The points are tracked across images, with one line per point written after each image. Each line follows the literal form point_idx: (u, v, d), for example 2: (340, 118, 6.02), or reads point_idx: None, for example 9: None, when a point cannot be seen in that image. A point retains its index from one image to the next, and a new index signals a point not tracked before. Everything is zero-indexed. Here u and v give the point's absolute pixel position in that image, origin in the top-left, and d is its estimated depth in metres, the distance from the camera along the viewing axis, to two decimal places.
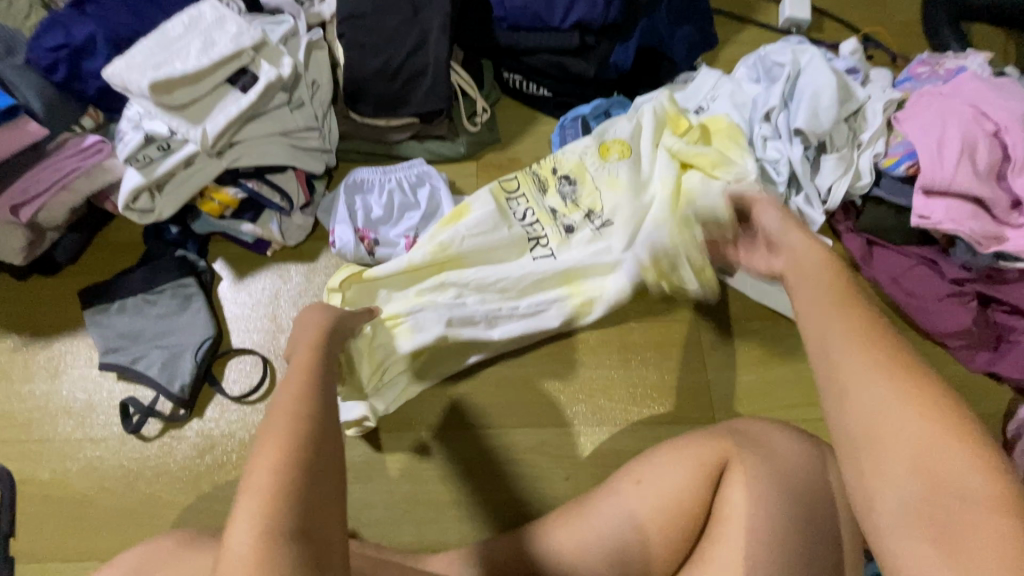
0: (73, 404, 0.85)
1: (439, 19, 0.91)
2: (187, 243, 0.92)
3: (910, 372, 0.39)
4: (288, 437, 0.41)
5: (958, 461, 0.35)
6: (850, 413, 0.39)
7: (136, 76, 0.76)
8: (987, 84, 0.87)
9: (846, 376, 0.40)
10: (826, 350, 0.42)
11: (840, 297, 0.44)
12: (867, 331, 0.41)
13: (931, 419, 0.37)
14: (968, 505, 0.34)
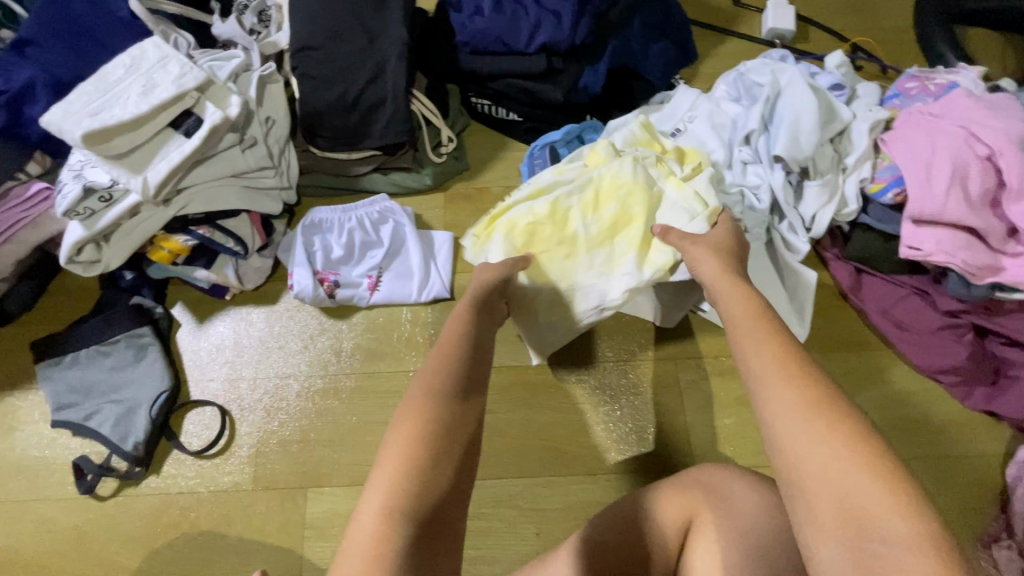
0: (25, 463, 0.82)
1: (396, 48, 0.87)
2: (142, 288, 0.89)
3: (829, 411, 0.47)
4: (396, 473, 0.49)
5: (887, 496, 0.42)
6: (784, 456, 0.47)
7: (71, 125, 0.72)
8: (981, 102, 0.81)
9: (778, 424, 0.48)
10: (761, 399, 0.50)
11: (774, 345, 0.53)
12: (793, 377, 0.50)
13: (854, 456, 0.44)
14: (886, 530, 0.41)
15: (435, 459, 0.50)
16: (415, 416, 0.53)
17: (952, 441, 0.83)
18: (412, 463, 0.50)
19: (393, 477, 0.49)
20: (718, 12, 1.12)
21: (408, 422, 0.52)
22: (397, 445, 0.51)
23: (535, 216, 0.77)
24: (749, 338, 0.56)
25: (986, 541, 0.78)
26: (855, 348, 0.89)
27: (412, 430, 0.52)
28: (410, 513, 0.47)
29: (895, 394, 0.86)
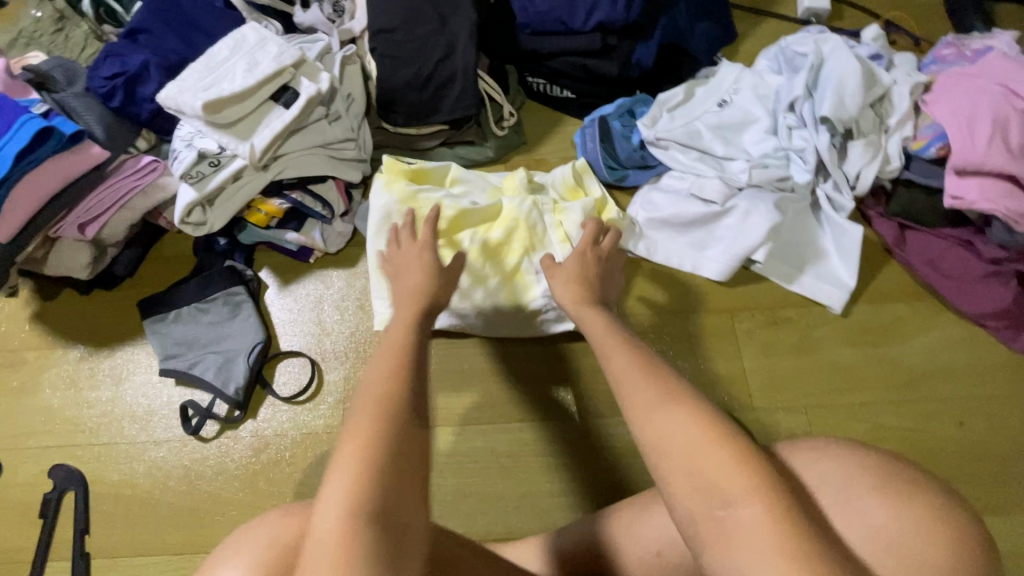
0: (137, 409, 0.90)
1: (466, 29, 0.95)
2: (235, 253, 0.96)
3: (686, 401, 0.49)
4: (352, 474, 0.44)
5: (722, 462, 0.45)
6: (652, 442, 0.48)
7: (189, 98, 0.82)
8: (1017, 62, 0.87)
9: (641, 416, 0.50)
10: (627, 398, 0.52)
11: (628, 353, 0.56)
12: (653, 379, 0.52)
13: (704, 435, 0.46)
14: (739, 505, 0.43)
15: (395, 463, 0.46)
16: (374, 414, 0.48)
17: (1002, 384, 0.87)
18: (373, 472, 0.44)
19: (358, 482, 0.44)
20: None
21: (366, 421, 0.47)
22: (356, 444, 0.45)
23: (430, 214, 0.87)
24: (608, 345, 0.58)
25: None
26: (904, 299, 0.93)
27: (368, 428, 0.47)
28: (376, 517, 0.43)
29: (944, 340, 0.90)
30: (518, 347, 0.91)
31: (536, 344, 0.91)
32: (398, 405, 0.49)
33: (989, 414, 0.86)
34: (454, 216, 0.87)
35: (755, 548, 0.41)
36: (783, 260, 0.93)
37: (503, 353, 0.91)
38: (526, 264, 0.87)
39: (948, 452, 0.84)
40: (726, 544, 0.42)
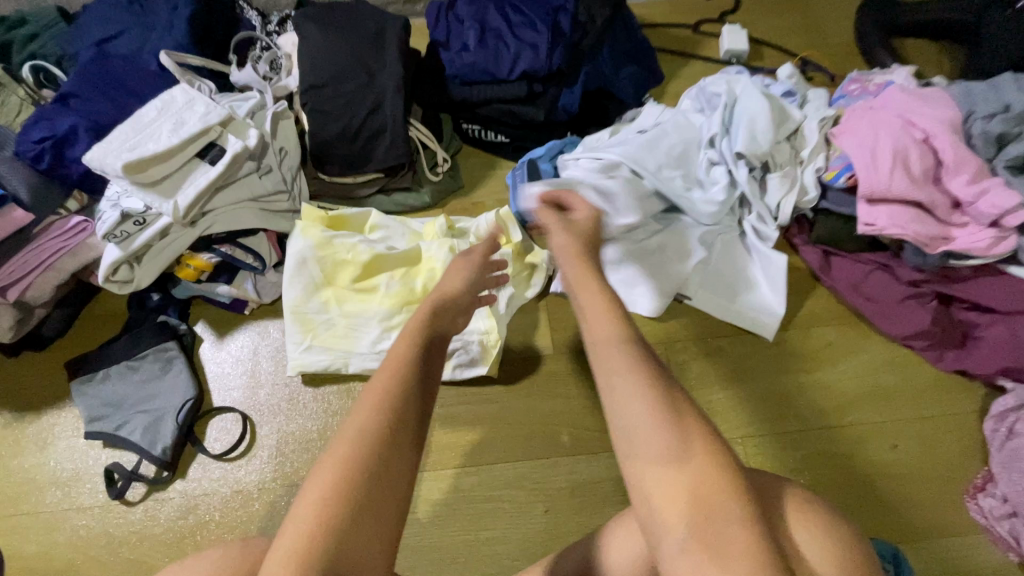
0: (60, 474, 0.87)
1: (393, 82, 0.98)
2: (168, 308, 0.96)
3: (680, 413, 0.50)
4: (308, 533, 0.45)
5: (715, 477, 0.47)
6: (641, 461, 0.49)
7: (112, 159, 0.83)
8: (913, 95, 0.92)
9: (635, 429, 0.50)
10: (622, 405, 0.51)
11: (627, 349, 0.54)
12: (649, 385, 0.51)
13: (700, 459, 0.47)
14: (726, 522, 0.45)
15: (357, 516, 0.47)
16: (337, 473, 0.48)
17: (932, 403, 0.88)
18: (330, 521, 0.46)
19: (309, 529, 0.45)
20: (680, 38, 1.26)
21: (323, 489, 0.47)
22: (319, 498, 0.47)
23: (343, 259, 0.91)
24: (604, 338, 0.55)
25: (972, 493, 0.82)
26: (832, 324, 0.95)
27: (335, 470, 0.48)
28: (325, 555, 0.45)
29: (873, 363, 0.92)
30: (453, 391, 0.90)
31: (471, 387, 0.90)
32: (371, 450, 0.49)
33: (922, 435, 0.86)
34: (368, 260, 0.91)
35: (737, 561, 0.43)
36: (709, 291, 0.95)
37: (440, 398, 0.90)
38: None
39: (884, 477, 0.84)
40: (709, 557, 0.44)
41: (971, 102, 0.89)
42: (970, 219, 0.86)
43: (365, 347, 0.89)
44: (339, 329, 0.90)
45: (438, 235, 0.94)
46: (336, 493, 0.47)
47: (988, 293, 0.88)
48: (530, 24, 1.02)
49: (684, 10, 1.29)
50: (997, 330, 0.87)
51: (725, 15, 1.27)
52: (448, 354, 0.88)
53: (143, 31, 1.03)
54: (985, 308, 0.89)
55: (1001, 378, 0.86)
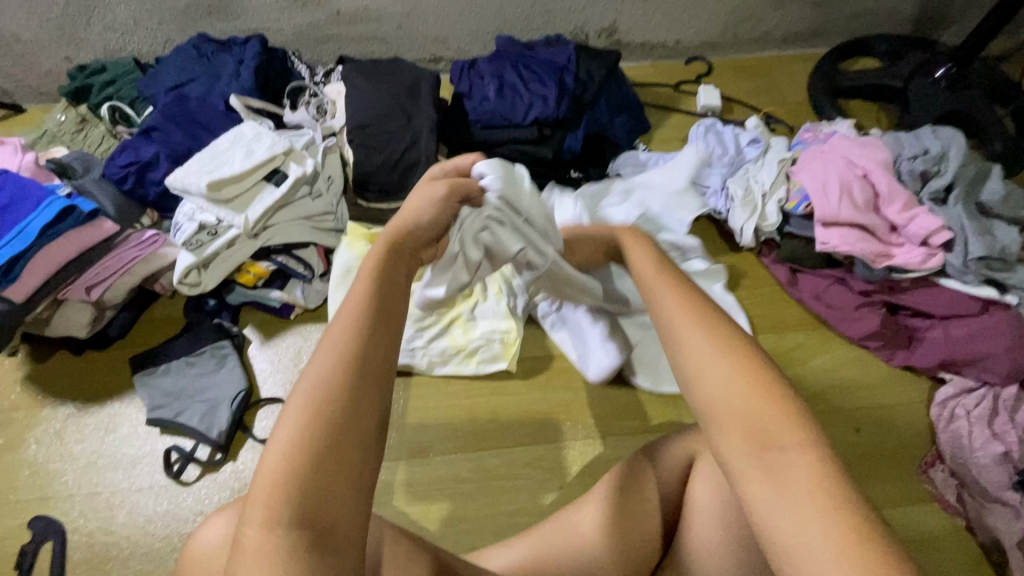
0: (121, 458, 0.96)
1: (427, 124, 1.16)
2: (222, 312, 1.08)
3: (738, 355, 0.50)
4: (277, 478, 0.44)
5: (777, 413, 0.47)
6: (701, 390, 0.50)
7: (195, 180, 0.98)
8: (854, 141, 1.13)
9: (692, 357, 0.51)
10: (679, 335, 0.53)
11: (674, 289, 0.57)
12: (697, 316, 0.54)
13: (756, 385, 0.48)
14: (789, 450, 0.45)
15: (323, 460, 0.44)
16: (307, 409, 0.46)
17: (888, 394, 1.04)
18: (300, 465, 0.44)
19: (270, 497, 0.43)
20: (663, 95, 1.49)
21: (287, 435, 0.45)
22: (284, 442, 0.45)
23: None
24: (659, 283, 0.59)
25: (924, 468, 0.96)
26: (801, 329, 1.11)
27: (294, 431, 0.45)
28: (292, 515, 0.42)
29: (836, 361, 1.07)
30: (477, 384, 1.03)
31: (493, 381, 1.03)
32: (332, 408, 0.46)
33: (879, 421, 1.01)
34: None
35: (802, 489, 0.43)
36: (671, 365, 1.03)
37: (465, 390, 1.02)
38: (463, 312, 1.04)
39: (850, 457, 0.97)
40: (770, 475, 0.45)
41: (900, 147, 1.11)
42: (905, 240, 1.05)
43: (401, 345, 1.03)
44: None
45: None
46: (302, 451, 0.44)
47: (927, 301, 1.05)
48: (541, 80, 1.23)
49: (666, 72, 1.53)
50: (935, 332, 1.03)
51: (701, 77, 1.51)
52: (475, 350, 1.02)
53: (212, 78, 1.21)
54: (925, 314, 1.06)
55: (942, 372, 1.02)
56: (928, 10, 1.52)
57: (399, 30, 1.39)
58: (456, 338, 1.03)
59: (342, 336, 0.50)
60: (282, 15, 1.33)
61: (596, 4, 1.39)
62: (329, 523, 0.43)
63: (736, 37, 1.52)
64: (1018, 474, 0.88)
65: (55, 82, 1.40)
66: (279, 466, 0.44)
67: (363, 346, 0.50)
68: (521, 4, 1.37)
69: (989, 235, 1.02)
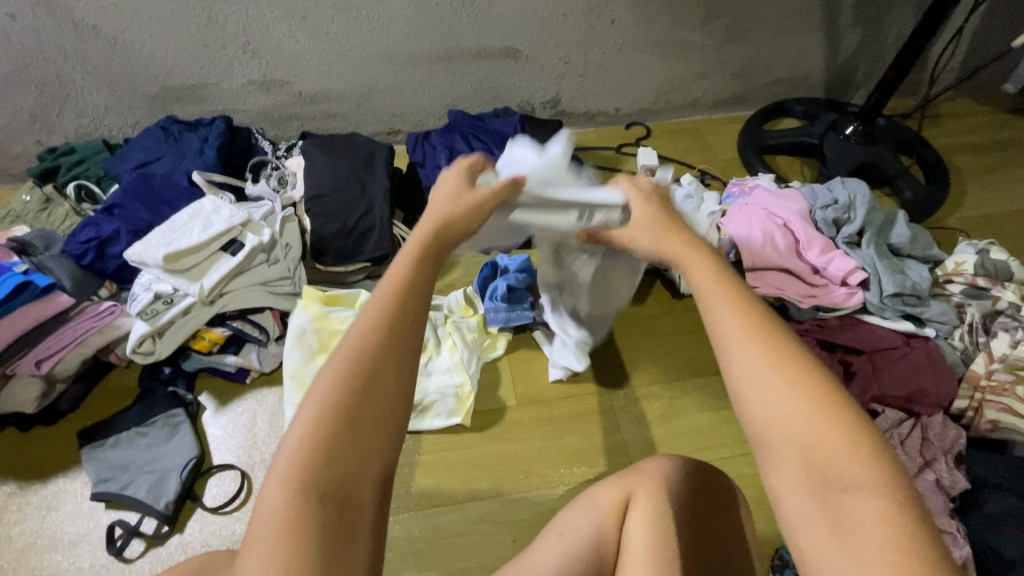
0: (63, 537, 0.93)
1: (381, 193, 1.24)
2: (177, 380, 1.09)
3: (800, 373, 0.47)
4: (304, 463, 0.46)
5: (842, 448, 0.44)
6: (759, 414, 0.47)
7: (152, 253, 1.02)
8: (774, 193, 1.24)
9: (747, 377, 0.48)
10: (734, 351, 0.49)
11: (730, 294, 0.53)
12: (755, 328, 0.50)
13: (821, 414, 0.45)
14: (861, 493, 0.42)
15: (347, 452, 0.47)
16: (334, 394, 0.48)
17: None
18: (321, 454, 0.46)
19: (301, 466, 0.45)
20: (607, 158, 1.61)
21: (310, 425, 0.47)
22: (307, 425, 0.47)
23: (337, 329, 1.10)
24: (711, 287, 0.54)
25: None
26: None
27: (326, 407, 0.47)
28: (318, 493, 0.45)
29: None
30: (431, 440, 1.04)
31: (447, 436, 1.05)
32: (361, 385, 0.48)
33: None
34: None
35: (871, 538, 0.41)
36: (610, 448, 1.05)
37: (419, 447, 1.03)
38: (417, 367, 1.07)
39: None
40: (835, 526, 0.42)
41: (814, 198, 1.22)
42: (827, 281, 1.13)
43: None
44: None
45: None
46: (326, 421, 0.47)
47: (854, 336, 1.11)
48: (488, 149, 1.33)
49: (609, 138, 1.67)
50: (864, 364, 1.08)
51: (640, 140, 1.64)
52: (430, 405, 1.05)
53: (177, 156, 1.28)
54: (855, 349, 1.11)
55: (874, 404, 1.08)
56: (836, 77, 1.70)
57: (358, 107, 1.50)
58: None
59: (378, 314, 0.51)
60: (248, 97, 1.43)
61: (538, 81, 1.53)
62: (346, 510, 0.46)
63: (669, 104, 1.67)
64: (952, 500, 0.94)
65: (25, 164, 1.45)
66: (308, 436, 0.46)
67: (399, 323, 0.52)
68: (470, 82, 1.50)
69: (900, 274, 1.11)
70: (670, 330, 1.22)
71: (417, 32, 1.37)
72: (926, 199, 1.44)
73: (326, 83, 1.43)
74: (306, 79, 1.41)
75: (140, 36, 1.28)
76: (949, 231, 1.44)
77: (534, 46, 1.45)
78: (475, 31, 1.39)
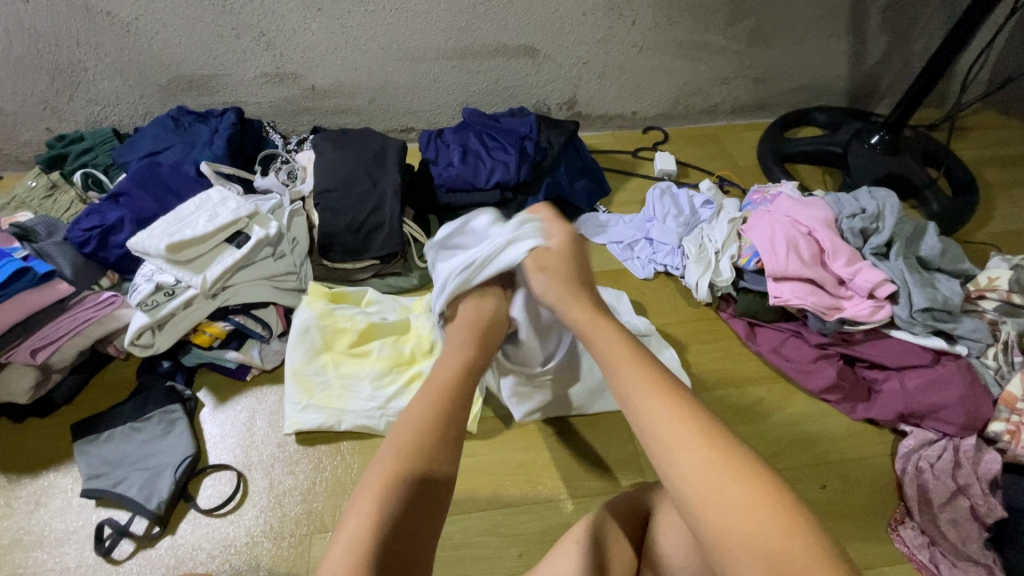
0: (50, 534, 0.90)
1: (392, 188, 1.20)
2: (176, 374, 1.05)
3: (736, 463, 0.49)
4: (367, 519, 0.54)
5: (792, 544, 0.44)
6: (708, 521, 0.47)
7: (155, 242, 0.99)
8: (797, 202, 1.19)
9: (691, 479, 0.49)
10: (667, 449, 0.52)
11: (658, 388, 0.57)
12: (691, 421, 0.53)
13: (767, 508, 0.46)
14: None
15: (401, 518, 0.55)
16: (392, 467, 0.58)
17: (852, 447, 1.03)
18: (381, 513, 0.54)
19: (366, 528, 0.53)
20: (623, 161, 1.57)
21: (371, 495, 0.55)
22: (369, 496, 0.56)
23: (342, 326, 1.07)
24: (638, 386, 0.58)
25: (894, 526, 0.94)
26: (763, 382, 1.11)
27: (386, 476, 0.57)
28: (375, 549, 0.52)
29: (798, 415, 1.07)
30: None
31: None
32: (411, 466, 0.58)
33: (847, 477, 0.99)
34: (364, 328, 1.07)
35: None
36: (624, 460, 1.00)
37: None
38: (423, 369, 1.04)
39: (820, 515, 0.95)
40: None
41: (840, 207, 1.18)
42: (854, 292, 1.08)
43: (359, 407, 1.00)
44: (331, 390, 1.02)
45: (425, 309, 1.12)
46: (381, 502, 0.55)
47: (880, 353, 1.07)
48: (503, 148, 1.29)
49: (625, 141, 1.63)
50: (891, 384, 1.05)
51: (657, 145, 1.61)
52: None
53: (185, 147, 1.25)
54: (881, 366, 1.07)
55: (902, 424, 1.03)
56: (859, 86, 1.66)
57: (371, 103, 1.48)
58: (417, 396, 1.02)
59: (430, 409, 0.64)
60: (260, 90, 1.41)
61: (555, 81, 1.50)
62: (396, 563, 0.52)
63: (687, 109, 1.63)
64: (987, 530, 0.88)
65: (35, 151, 1.44)
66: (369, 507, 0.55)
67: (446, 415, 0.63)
68: (486, 80, 1.47)
69: (931, 288, 1.06)
70: (684, 339, 1.17)
71: (434, 28, 1.35)
72: (954, 213, 1.39)
73: (340, 77, 1.41)
74: (320, 72, 1.39)
75: (154, 25, 1.26)
76: (978, 245, 1.39)
77: (552, 46, 1.42)
78: (493, 28, 1.36)
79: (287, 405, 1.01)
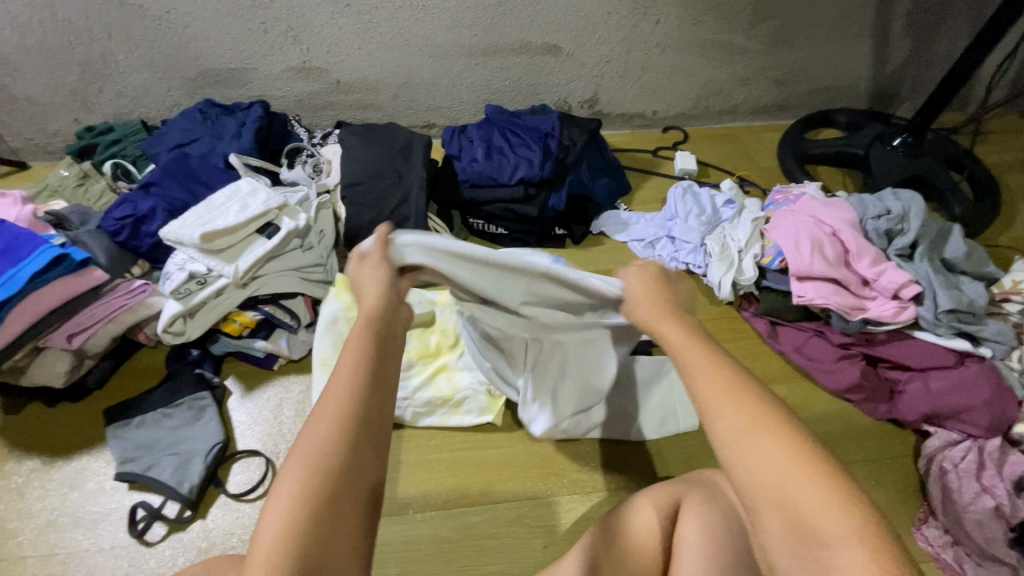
0: (84, 516, 0.91)
1: (418, 183, 1.21)
2: (205, 362, 1.07)
3: (775, 424, 0.47)
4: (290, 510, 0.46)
5: (823, 504, 0.44)
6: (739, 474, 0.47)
7: (189, 231, 1.00)
8: (821, 202, 1.20)
9: (725, 435, 0.48)
10: (704, 408, 0.50)
11: (699, 348, 0.54)
12: (729, 382, 0.50)
13: (797, 466, 0.45)
14: (835, 533, 0.43)
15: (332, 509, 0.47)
16: (315, 458, 0.47)
17: (874, 447, 1.03)
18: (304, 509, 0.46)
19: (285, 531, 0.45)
20: (643, 160, 1.58)
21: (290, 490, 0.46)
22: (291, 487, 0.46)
23: None
24: (682, 347, 0.55)
25: (917, 526, 0.95)
26: (784, 381, 1.12)
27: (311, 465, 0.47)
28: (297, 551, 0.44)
29: (820, 414, 1.07)
30: (462, 436, 1.01)
31: (479, 434, 1.02)
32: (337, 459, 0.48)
33: (867, 477, 1.00)
34: None
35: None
36: (647, 456, 1.01)
37: (448, 444, 1.00)
38: (449, 361, 1.05)
39: None
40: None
41: (865, 208, 1.18)
42: (878, 293, 1.08)
43: None
44: None
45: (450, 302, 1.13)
46: (305, 502, 0.46)
47: (903, 354, 1.07)
48: (526, 144, 1.29)
49: (645, 140, 1.64)
50: (915, 384, 1.05)
51: (677, 144, 1.62)
52: (461, 401, 1.02)
53: (213, 139, 1.27)
54: (904, 367, 1.08)
55: (926, 425, 1.03)
56: (881, 88, 1.66)
57: (394, 99, 1.49)
58: (443, 388, 1.03)
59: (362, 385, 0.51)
60: (285, 84, 1.42)
61: (578, 79, 1.51)
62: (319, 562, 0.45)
63: (708, 109, 1.64)
64: (1013, 530, 0.87)
65: (63, 141, 1.46)
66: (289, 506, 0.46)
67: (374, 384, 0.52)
68: (509, 78, 1.48)
69: (956, 290, 1.06)
70: None
71: (459, 25, 1.36)
72: (976, 216, 1.39)
73: (365, 73, 1.42)
74: (345, 67, 1.40)
75: (184, 18, 1.28)
76: (1001, 249, 1.39)
77: (575, 44, 1.43)
78: (518, 26, 1.37)
79: (317, 396, 1.02)
